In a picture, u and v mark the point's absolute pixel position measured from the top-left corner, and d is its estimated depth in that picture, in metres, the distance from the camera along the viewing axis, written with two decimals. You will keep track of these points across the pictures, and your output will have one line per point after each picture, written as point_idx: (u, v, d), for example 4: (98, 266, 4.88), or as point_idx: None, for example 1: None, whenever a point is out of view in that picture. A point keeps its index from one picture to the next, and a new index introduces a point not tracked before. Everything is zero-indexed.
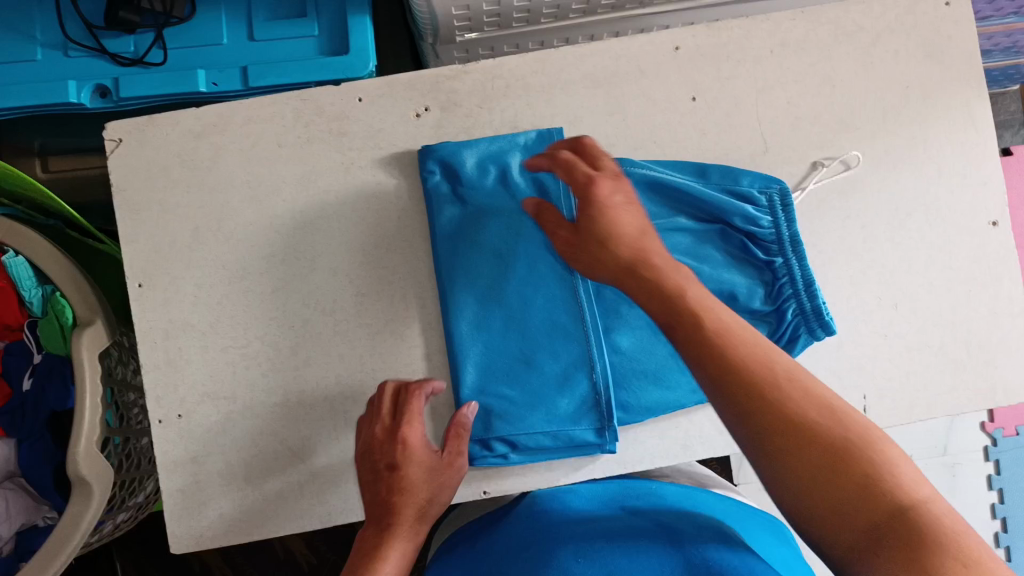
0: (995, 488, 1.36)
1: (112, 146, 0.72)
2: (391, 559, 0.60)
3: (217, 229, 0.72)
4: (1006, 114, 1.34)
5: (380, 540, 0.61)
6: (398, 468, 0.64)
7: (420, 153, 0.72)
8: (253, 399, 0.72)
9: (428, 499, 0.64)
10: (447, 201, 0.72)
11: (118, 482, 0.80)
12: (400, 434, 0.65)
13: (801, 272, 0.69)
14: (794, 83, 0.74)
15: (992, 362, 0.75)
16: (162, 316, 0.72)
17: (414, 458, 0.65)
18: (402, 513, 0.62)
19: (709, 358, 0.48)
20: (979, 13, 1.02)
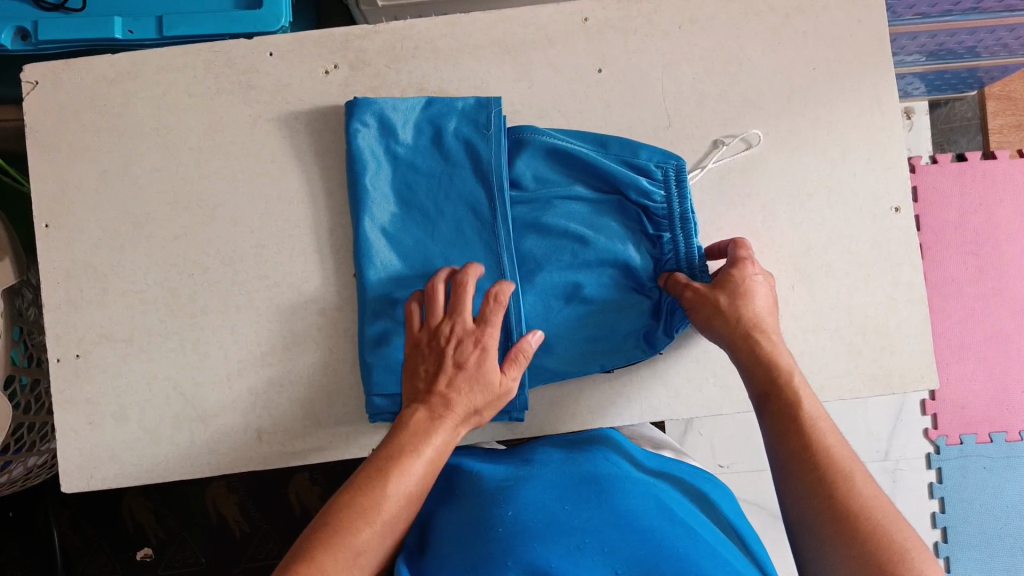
0: (937, 497, 1.24)
1: (28, 88, 0.73)
2: (432, 451, 0.60)
3: (123, 174, 0.73)
4: (961, 120, 1.29)
5: (427, 428, 0.61)
6: (479, 371, 0.62)
7: (350, 105, 0.72)
8: (149, 343, 0.73)
9: (478, 411, 0.63)
10: (377, 156, 0.72)
11: (25, 423, 0.81)
12: (482, 339, 0.63)
13: (686, 249, 0.71)
14: (700, 60, 0.75)
15: (889, 348, 0.74)
16: (64, 256, 0.73)
17: (487, 360, 0.63)
18: (446, 412, 0.62)
19: (775, 407, 0.63)
20: (935, 7, 0.96)
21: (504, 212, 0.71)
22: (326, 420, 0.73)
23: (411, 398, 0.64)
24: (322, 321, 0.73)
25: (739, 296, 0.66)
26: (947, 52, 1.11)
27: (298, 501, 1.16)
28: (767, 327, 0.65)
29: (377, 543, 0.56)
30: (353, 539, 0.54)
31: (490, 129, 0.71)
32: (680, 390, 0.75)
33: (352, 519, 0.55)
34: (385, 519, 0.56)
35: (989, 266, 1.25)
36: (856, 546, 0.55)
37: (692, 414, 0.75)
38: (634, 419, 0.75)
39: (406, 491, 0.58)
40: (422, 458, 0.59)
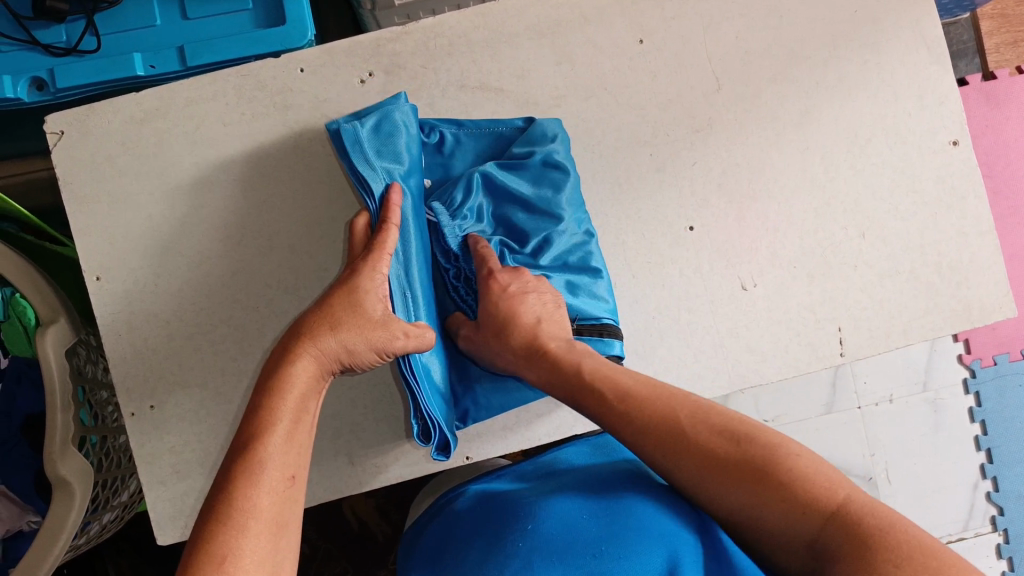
0: (978, 421, 1.24)
1: (54, 139, 0.70)
2: (281, 406, 0.50)
3: (170, 215, 0.71)
4: (959, 44, 1.26)
5: (276, 379, 0.51)
6: (356, 291, 0.55)
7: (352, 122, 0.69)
8: (223, 384, 0.71)
9: (349, 351, 0.54)
10: None
11: (100, 481, 0.80)
12: (356, 264, 0.57)
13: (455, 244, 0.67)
14: (740, 17, 0.73)
15: (964, 283, 0.73)
16: (122, 307, 0.71)
17: (352, 292, 0.55)
18: (303, 346, 0.53)
19: (641, 425, 0.56)
20: None
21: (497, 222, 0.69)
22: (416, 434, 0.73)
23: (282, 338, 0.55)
24: None
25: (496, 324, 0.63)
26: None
27: (358, 517, 1.13)
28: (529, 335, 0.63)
29: (258, 537, 0.44)
30: (218, 542, 0.43)
31: (377, 128, 0.63)
32: (765, 353, 0.72)
33: (221, 504, 0.45)
34: (242, 503, 0.45)
35: (1004, 185, 1.25)
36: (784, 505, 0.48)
37: (782, 376, 0.73)
38: (724, 389, 0.72)
39: (263, 462, 0.47)
40: (273, 418, 0.49)
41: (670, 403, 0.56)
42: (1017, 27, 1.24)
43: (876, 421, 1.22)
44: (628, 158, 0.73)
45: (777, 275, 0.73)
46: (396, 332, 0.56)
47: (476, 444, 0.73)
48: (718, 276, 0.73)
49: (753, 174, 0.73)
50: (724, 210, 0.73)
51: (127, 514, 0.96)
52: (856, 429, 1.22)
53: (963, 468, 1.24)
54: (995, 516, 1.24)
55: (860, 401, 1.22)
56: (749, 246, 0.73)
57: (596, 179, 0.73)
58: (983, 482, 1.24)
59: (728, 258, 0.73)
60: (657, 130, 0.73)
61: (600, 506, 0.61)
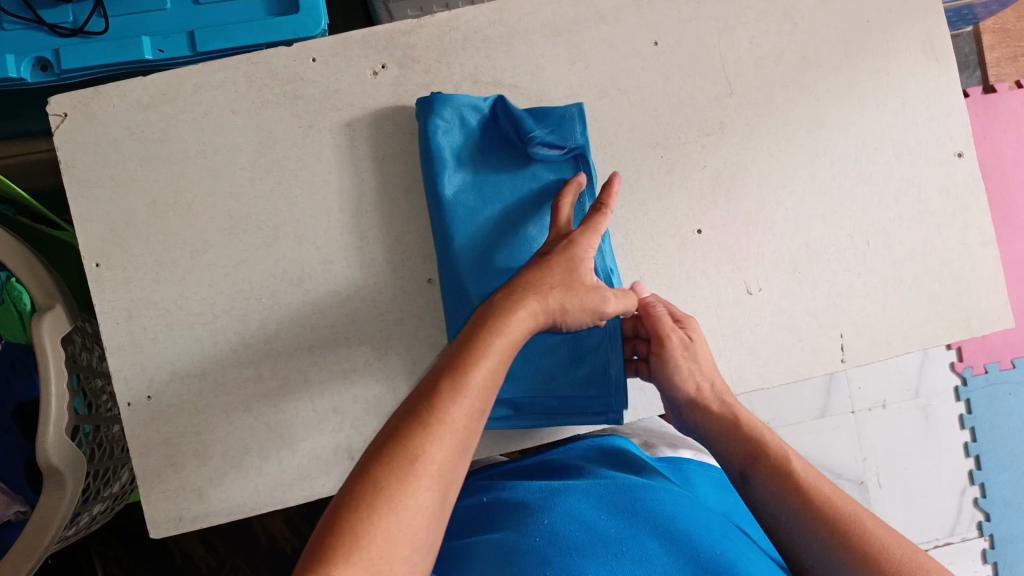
0: (968, 427, 1.25)
1: (56, 121, 0.69)
2: (507, 339, 0.52)
3: (174, 203, 0.70)
4: (959, 57, 1.29)
5: (518, 317, 0.54)
6: (575, 258, 0.59)
7: (416, 106, 0.69)
8: (223, 376, 0.70)
9: (566, 309, 0.57)
10: (431, 153, 0.68)
11: (92, 471, 0.79)
12: (572, 234, 0.61)
13: (498, 233, 0.68)
14: (754, 22, 0.73)
15: (965, 292, 0.74)
16: (122, 295, 0.70)
17: (577, 255, 0.59)
18: (530, 315, 0.55)
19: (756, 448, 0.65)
20: None
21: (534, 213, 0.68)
22: None
23: (485, 302, 0.56)
24: (400, 331, 0.71)
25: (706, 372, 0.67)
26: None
27: None
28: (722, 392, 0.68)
29: (446, 448, 0.46)
30: (410, 445, 0.45)
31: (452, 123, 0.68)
32: (768, 358, 0.73)
33: (384, 471, 0.44)
34: (454, 421, 0.47)
35: (999, 198, 1.27)
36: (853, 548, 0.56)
37: (783, 381, 0.73)
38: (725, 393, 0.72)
39: (477, 388, 0.49)
40: (493, 346, 0.51)
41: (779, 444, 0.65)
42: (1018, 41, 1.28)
43: (868, 426, 1.23)
44: (638, 159, 0.72)
45: (783, 280, 0.73)
46: (588, 297, 0.58)
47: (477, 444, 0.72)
48: (723, 280, 0.73)
49: (762, 179, 0.73)
50: (732, 213, 0.73)
51: (119, 504, 0.94)
52: (849, 434, 1.23)
53: (952, 474, 1.25)
54: (981, 521, 1.25)
55: (853, 405, 1.23)
56: (755, 251, 0.73)
57: (606, 179, 0.72)
58: (971, 488, 1.25)
59: (734, 262, 0.73)
60: (668, 132, 0.73)
61: (616, 506, 0.63)
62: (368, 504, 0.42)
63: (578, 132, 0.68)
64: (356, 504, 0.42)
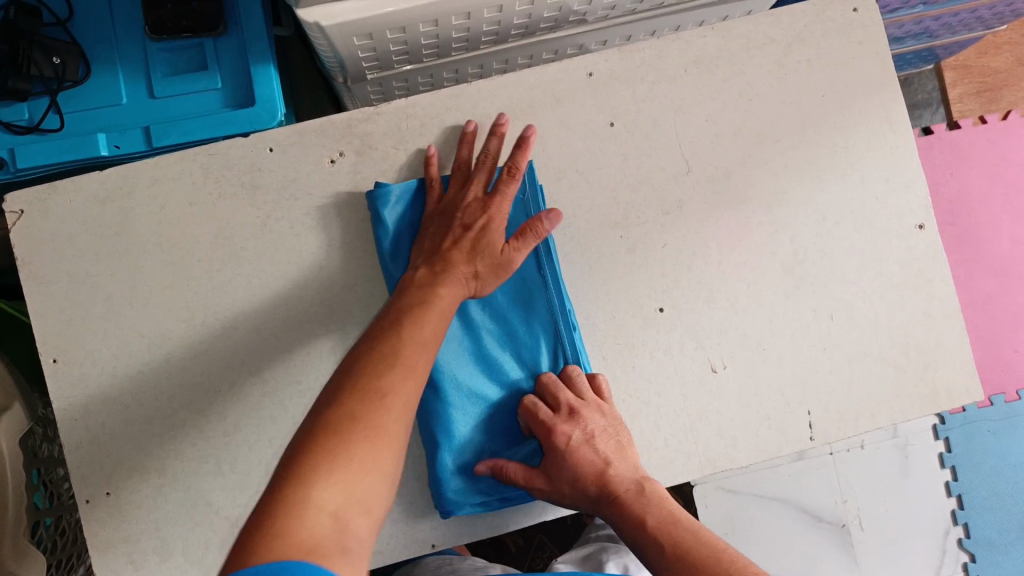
0: (948, 466, 1.24)
1: (13, 219, 0.69)
2: (447, 298, 0.59)
3: (132, 296, 0.69)
4: (923, 95, 1.33)
5: (448, 277, 0.61)
6: (496, 224, 0.64)
7: (366, 196, 0.70)
8: (184, 469, 0.69)
9: (488, 270, 0.63)
10: (386, 241, 0.68)
11: (55, 563, 0.77)
12: (493, 200, 0.65)
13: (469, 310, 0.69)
14: (710, 100, 0.74)
15: (931, 365, 0.74)
16: (80, 391, 0.69)
17: (497, 222, 0.64)
18: (448, 273, 0.61)
19: (667, 539, 0.62)
20: (887, 7, 0.98)
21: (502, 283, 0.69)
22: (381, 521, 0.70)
23: (414, 264, 0.64)
24: None
25: (550, 466, 0.65)
26: (909, 35, 1.12)
27: None
28: (594, 478, 0.65)
29: (411, 390, 0.51)
30: (381, 383, 0.50)
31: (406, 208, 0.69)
32: (736, 438, 0.72)
33: (357, 403, 0.48)
34: (411, 365, 0.53)
35: (967, 232, 1.26)
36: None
37: (752, 460, 0.72)
38: (695, 474, 0.72)
39: (428, 338, 0.55)
40: (437, 306, 0.58)
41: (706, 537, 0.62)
42: (978, 78, 1.31)
43: (844, 464, 1.22)
44: (598, 241, 0.72)
45: (747, 357, 0.73)
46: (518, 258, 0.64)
47: (443, 531, 0.70)
48: (687, 358, 0.72)
49: (722, 255, 0.73)
50: (694, 291, 0.73)
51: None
52: (828, 473, 1.22)
53: (933, 511, 1.22)
54: (966, 563, 1.22)
55: (832, 446, 1.23)
56: (718, 328, 0.73)
57: (567, 260, 0.72)
58: (955, 528, 1.23)
59: (698, 340, 0.72)
60: (627, 211, 0.73)
61: None
62: (344, 432, 0.46)
63: (520, 187, 0.69)
64: (329, 431, 0.46)
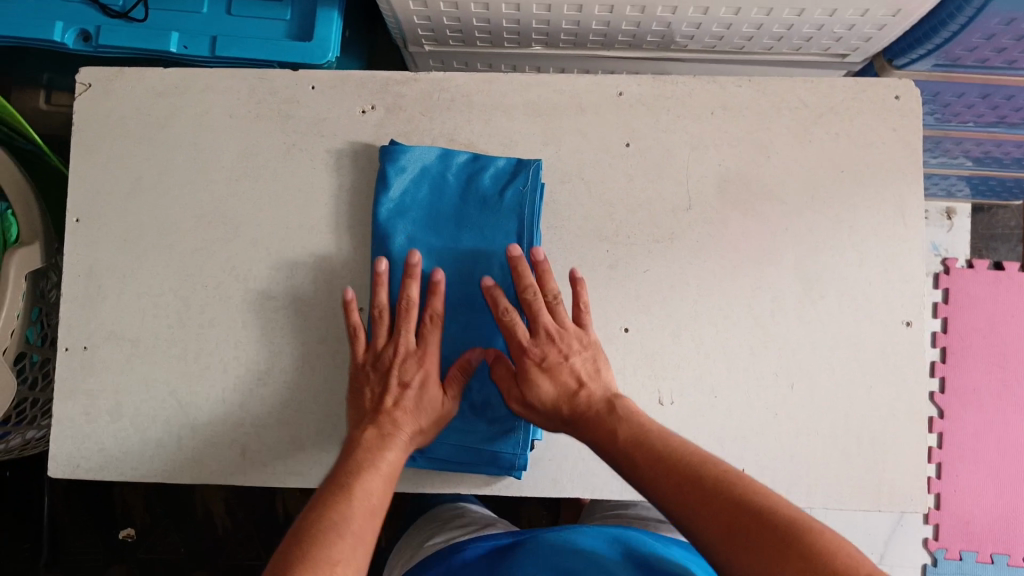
0: None
1: (81, 89, 0.77)
2: (384, 467, 0.65)
3: (157, 182, 0.76)
4: (1003, 229, 1.27)
5: (380, 444, 0.67)
6: (425, 354, 0.70)
7: (382, 147, 0.74)
8: (154, 346, 0.75)
9: (420, 431, 0.69)
10: (386, 191, 0.73)
11: (30, 399, 0.85)
12: (427, 363, 0.70)
13: (439, 277, 0.73)
14: (728, 147, 0.75)
15: (881, 463, 0.72)
16: (89, 252, 0.76)
17: (430, 354, 0.71)
18: (395, 434, 0.68)
19: (637, 449, 0.63)
20: (960, 118, 0.95)
21: (479, 261, 0.72)
22: (310, 445, 0.74)
23: (355, 423, 0.69)
24: (321, 348, 0.75)
25: (523, 378, 0.69)
26: (989, 159, 1.08)
27: (285, 511, 1.22)
28: (564, 396, 0.69)
29: (360, 554, 0.57)
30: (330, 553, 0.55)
31: (414, 167, 0.73)
32: None
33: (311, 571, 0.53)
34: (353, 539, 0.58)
35: (1013, 379, 1.21)
36: (776, 558, 0.51)
37: None
38: (613, 493, 0.73)
39: (368, 509, 0.61)
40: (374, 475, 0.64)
41: (682, 445, 0.62)
42: None
43: None
44: (584, 249, 0.75)
45: (694, 398, 0.73)
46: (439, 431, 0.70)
47: None
48: (638, 382, 0.73)
49: (700, 296, 0.74)
50: (662, 321, 0.74)
51: (40, 447, 0.99)
52: None
53: None
54: None
55: None
56: (676, 363, 0.74)
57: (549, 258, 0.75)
58: None
59: (653, 369, 0.74)
60: (620, 227, 0.75)
61: None
62: None
63: (524, 180, 0.72)
64: None
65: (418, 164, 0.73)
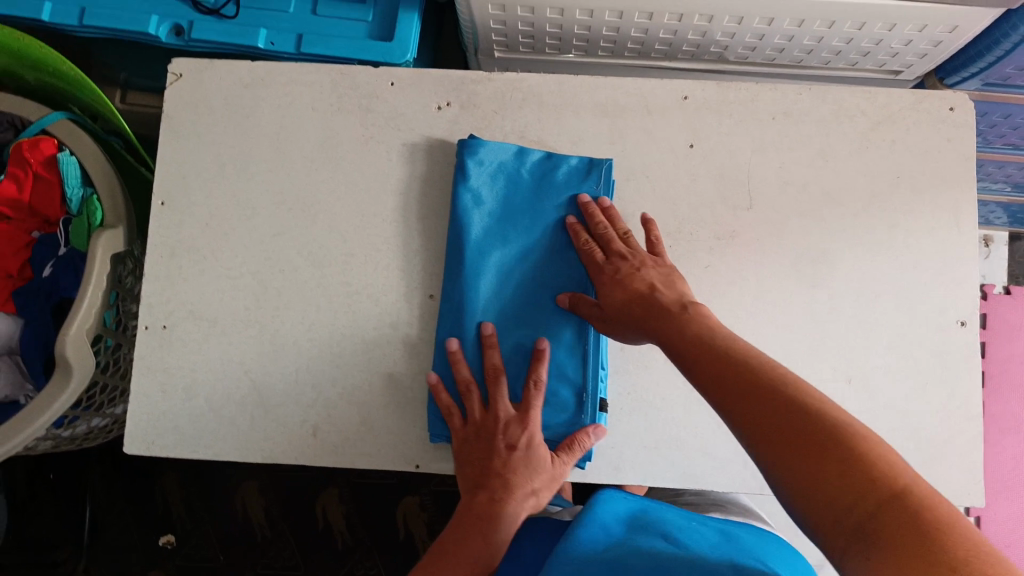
0: None
1: (172, 80, 0.81)
2: (494, 534, 0.66)
3: (240, 169, 0.80)
4: None
5: (490, 512, 0.67)
6: (529, 417, 0.70)
7: (459, 143, 0.78)
8: (231, 326, 0.78)
9: (532, 493, 0.68)
10: (464, 182, 0.76)
11: (100, 382, 0.87)
12: (530, 423, 0.70)
13: (511, 268, 0.76)
14: (788, 151, 0.78)
15: (937, 460, 0.74)
16: (172, 234, 0.79)
17: (533, 418, 0.71)
18: (508, 496, 0.67)
19: (701, 356, 0.61)
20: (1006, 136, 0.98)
21: (550, 255, 0.76)
22: (378, 427, 0.76)
23: (466, 490, 0.70)
24: (390, 333, 0.77)
25: (604, 296, 0.71)
26: None
27: (323, 512, 1.24)
28: (640, 304, 0.68)
29: None
30: None
31: (491, 161, 0.77)
32: (722, 460, 0.75)
33: None
34: None
35: None
36: (841, 479, 0.47)
37: (731, 487, 0.75)
38: (672, 481, 0.75)
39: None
40: (484, 543, 0.65)
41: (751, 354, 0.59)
42: None
43: None
44: None
45: None
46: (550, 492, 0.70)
47: (429, 454, 0.76)
48: None
49: (759, 292, 0.77)
50: (722, 316, 0.77)
51: (98, 438, 1.02)
52: None
53: None
54: None
55: None
56: None
57: None
58: None
59: None
60: (682, 226, 0.78)
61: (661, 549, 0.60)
62: None
63: (595, 182, 0.77)
64: None
65: (494, 159, 0.77)
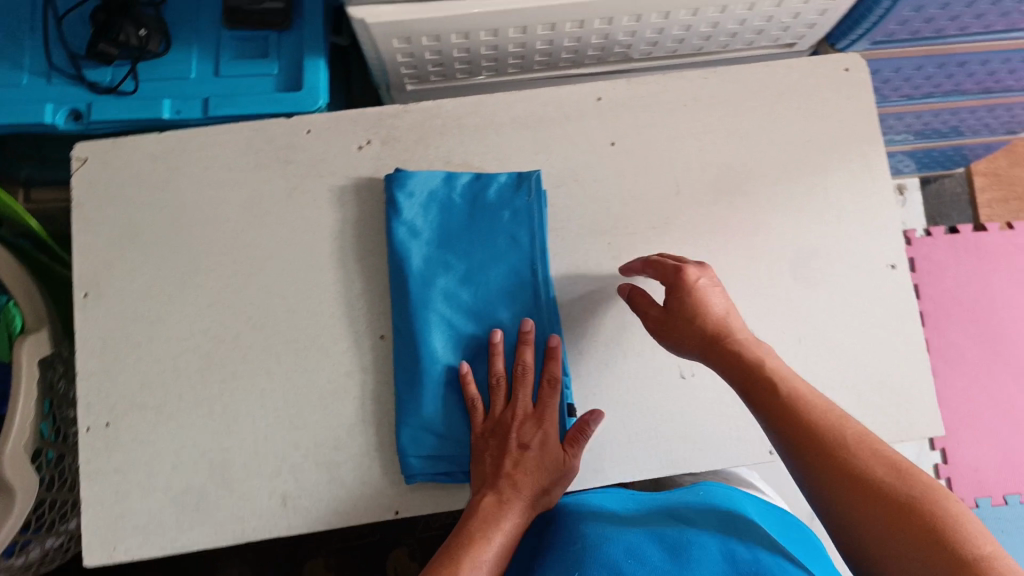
0: None
1: (78, 165, 0.78)
2: (504, 530, 0.65)
3: (164, 244, 0.77)
4: (952, 195, 1.37)
5: (500, 510, 0.66)
6: (543, 415, 0.69)
7: (385, 178, 0.77)
8: (179, 407, 0.74)
9: (544, 489, 0.68)
10: (396, 215, 0.75)
11: (47, 500, 0.82)
12: (544, 422, 0.69)
13: (457, 292, 0.75)
14: (704, 134, 0.81)
15: (903, 401, 0.76)
16: (102, 324, 0.75)
17: (547, 416, 0.69)
18: (517, 493, 0.67)
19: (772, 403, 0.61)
20: (900, 90, 1.04)
21: (495, 273, 0.75)
22: (351, 481, 0.73)
23: (475, 487, 0.68)
24: (347, 382, 0.75)
25: (672, 301, 0.69)
26: (929, 129, 1.18)
27: None
28: (704, 321, 0.67)
29: None
30: None
31: (421, 190, 0.76)
32: (698, 440, 0.74)
33: None
34: None
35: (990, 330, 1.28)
36: (911, 542, 0.50)
37: (712, 465, 0.74)
38: (654, 471, 0.74)
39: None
40: (492, 541, 0.64)
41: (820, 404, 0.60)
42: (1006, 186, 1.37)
43: None
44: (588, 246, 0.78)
45: None
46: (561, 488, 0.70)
47: (407, 499, 0.73)
48: (661, 362, 0.75)
49: None
50: None
51: (56, 560, 0.95)
52: None
53: None
54: None
55: None
56: None
57: (557, 259, 0.78)
58: None
59: None
60: (618, 221, 0.79)
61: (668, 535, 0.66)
62: None
63: (527, 193, 0.76)
64: None
65: (423, 188, 0.76)
